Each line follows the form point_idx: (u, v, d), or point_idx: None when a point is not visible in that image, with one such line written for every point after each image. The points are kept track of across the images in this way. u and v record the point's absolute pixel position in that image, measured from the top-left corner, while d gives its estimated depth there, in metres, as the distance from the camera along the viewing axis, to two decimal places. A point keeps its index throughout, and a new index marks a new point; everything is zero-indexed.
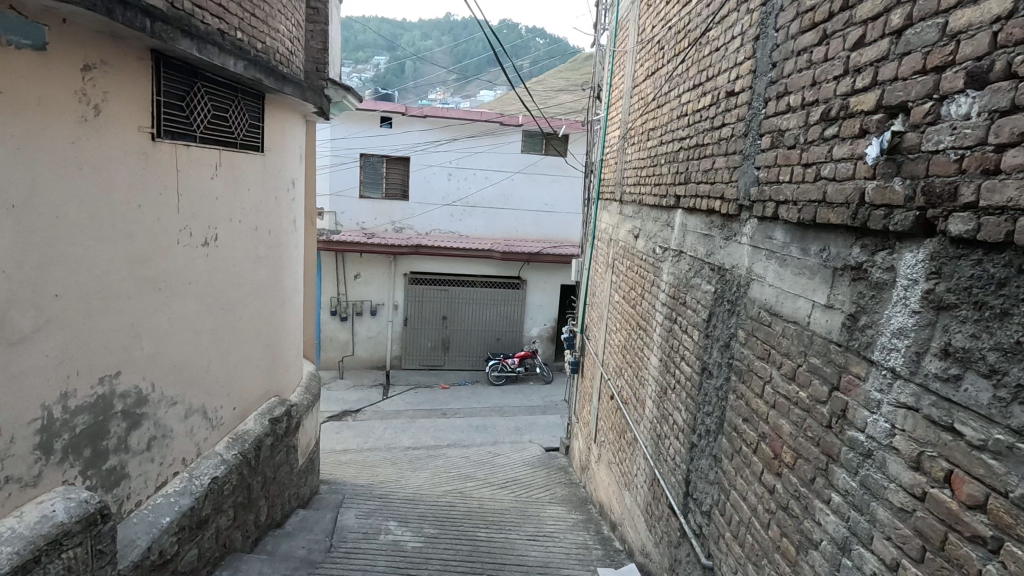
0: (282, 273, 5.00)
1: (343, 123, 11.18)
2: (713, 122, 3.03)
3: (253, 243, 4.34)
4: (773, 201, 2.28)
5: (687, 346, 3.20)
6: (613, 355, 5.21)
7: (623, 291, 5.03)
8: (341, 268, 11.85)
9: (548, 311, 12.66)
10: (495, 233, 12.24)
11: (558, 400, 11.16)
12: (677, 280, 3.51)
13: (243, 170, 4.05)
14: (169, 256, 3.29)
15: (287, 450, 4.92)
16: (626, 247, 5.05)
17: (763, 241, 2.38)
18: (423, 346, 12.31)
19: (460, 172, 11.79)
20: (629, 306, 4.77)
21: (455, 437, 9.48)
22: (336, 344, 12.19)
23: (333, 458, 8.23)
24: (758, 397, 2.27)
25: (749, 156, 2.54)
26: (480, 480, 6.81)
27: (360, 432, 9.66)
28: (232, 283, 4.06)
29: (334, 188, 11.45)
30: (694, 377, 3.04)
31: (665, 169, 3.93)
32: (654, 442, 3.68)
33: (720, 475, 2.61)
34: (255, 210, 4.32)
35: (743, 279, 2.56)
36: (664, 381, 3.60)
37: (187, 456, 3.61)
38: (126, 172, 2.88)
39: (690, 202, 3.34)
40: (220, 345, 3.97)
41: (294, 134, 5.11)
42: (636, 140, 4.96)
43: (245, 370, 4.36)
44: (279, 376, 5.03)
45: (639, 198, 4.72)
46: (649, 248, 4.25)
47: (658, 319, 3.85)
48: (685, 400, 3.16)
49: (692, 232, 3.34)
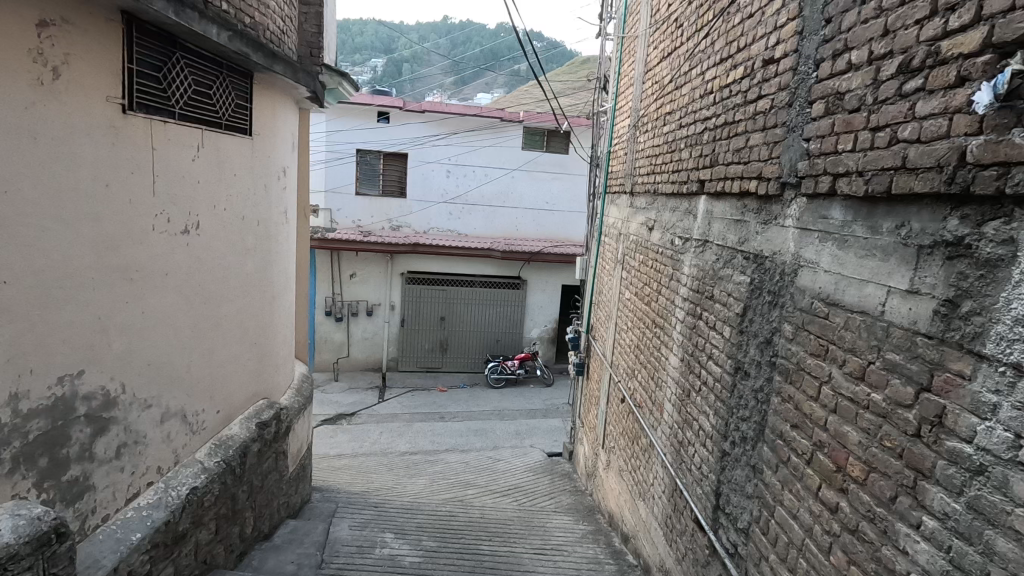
0: (272, 267, 4.68)
1: (338, 118, 10.84)
2: (747, 96, 2.73)
3: (240, 234, 4.03)
4: (829, 175, 1.98)
5: (715, 345, 2.90)
6: (624, 355, 4.92)
7: (635, 287, 4.75)
8: (337, 267, 11.53)
9: (548, 312, 12.38)
10: (495, 232, 11.95)
11: (559, 403, 10.86)
12: (700, 272, 3.22)
13: (228, 153, 3.74)
14: (144, 243, 2.97)
15: (276, 456, 4.60)
16: (638, 242, 4.76)
17: (815, 221, 2.08)
18: (420, 347, 11.99)
19: (459, 169, 11.49)
20: (642, 303, 4.49)
21: (454, 442, 9.15)
22: (331, 346, 11.85)
23: (327, 463, 7.88)
24: (812, 400, 1.97)
25: (796, 127, 2.25)
26: (481, 487, 6.49)
27: (355, 436, 9.34)
28: (216, 277, 3.74)
29: (329, 185, 11.11)
30: (725, 378, 2.74)
31: (685, 154, 3.64)
32: (675, 450, 3.39)
33: (760, 489, 2.31)
34: (242, 198, 4.01)
35: (788, 267, 2.26)
36: (686, 383, 3.31)
37: (164, 465, 3.28)
38: (91, 146, 2.57)
39: (717, 186, 3.04)
40: (203, 344, 3.65)
41: (286, 120, 4.80)
42: (649, 127, 4.68)
43: (231, 371, 4.05)
44: (268, 378, 4.71)
45: (653, 188, 4.42)
46: (666, 241, 3.96)
47: (677, 317, 3.57)
48: (713, 404, 2.86)
49: (718, 220, 3.05)
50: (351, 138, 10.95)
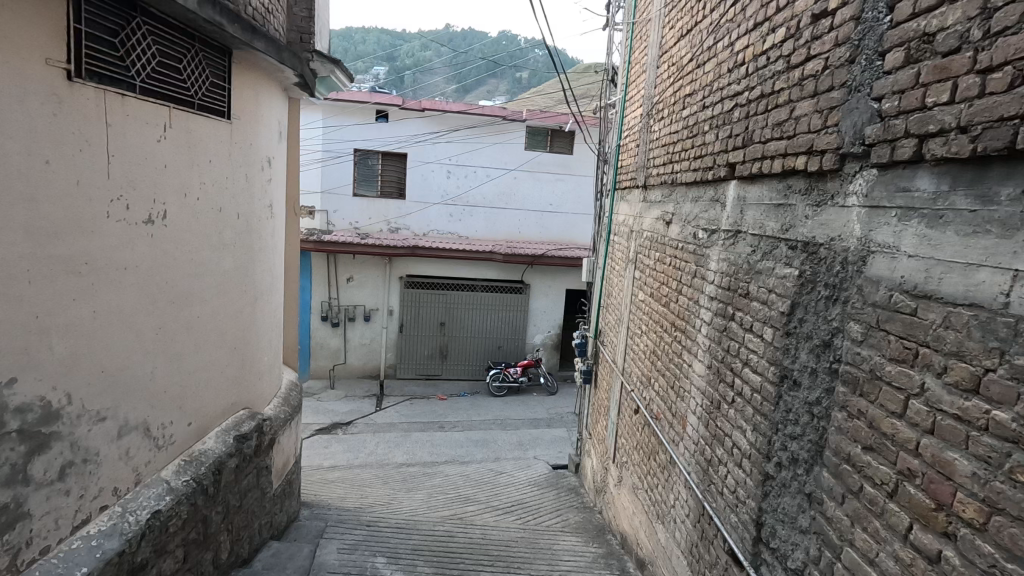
0: (254, 265, 4.29)
1: (335, 116, 10.49)
2: (790, 61, 2.37)
3: (216, 226, 3.65)
4: (913, 137, 1.60)
5: (753, 350, 2.51)
6: (639, 362, 4.53)
7: (651, 288, 4.37)
8: (333, 271, 11.17)
9: (552, 317, 12.00)
10: (497, 235, 11.58)
11: (563, 412, 10.44)
12: (731, 267, 2.83)
13: (202, 136, 3.38)
14: (95, 232, 2.60)
15: (259, 472, 4.21)
16: (653, 238, 4.39)
17: (892, 196, 1.70)
18: (419, 354, 11.59)
19: (460, 170, 11.14)
20: (658, 305, 4.12)
21: (454, 453, 8.74)
22: (327, 352, 11.46)
23: (319, 476, 7.48)
24: (897, 416, 1.58)
25: (860, 87, 1.87)
26: (482, 503, 6.08)
27: (350, 446, 8.94)
28: (187, 273, 3.36)
29: (325, 185, 10.74)
30: (767, 388, 2.35)
31: (710, 136, 3.28)
32: (702, 469, 2.99)
33: (820, 523, 1.91)
34: (218, 187, 3.63)
35: (852, 255, 1.88)
36: (715, 393, 2.92)
37: (122, 485, 2.90)
38: (25, 115, 2.21)
39: (752, 167, 2.67)
40: (172, 349, 3.26)
41: (271, 106, 4.44)
42: (665, 113, 4.31)
43: (205, 378, 3.66)
44: (250, 386, 4.32)
45: (670, 179, 4.05)
46: (687, 235, 3.58)
47: (703, 319, 3.19)
48: (751, 419, 2.47)
49: (754, 206, 2.67)
50: (348, 137, 10.61)
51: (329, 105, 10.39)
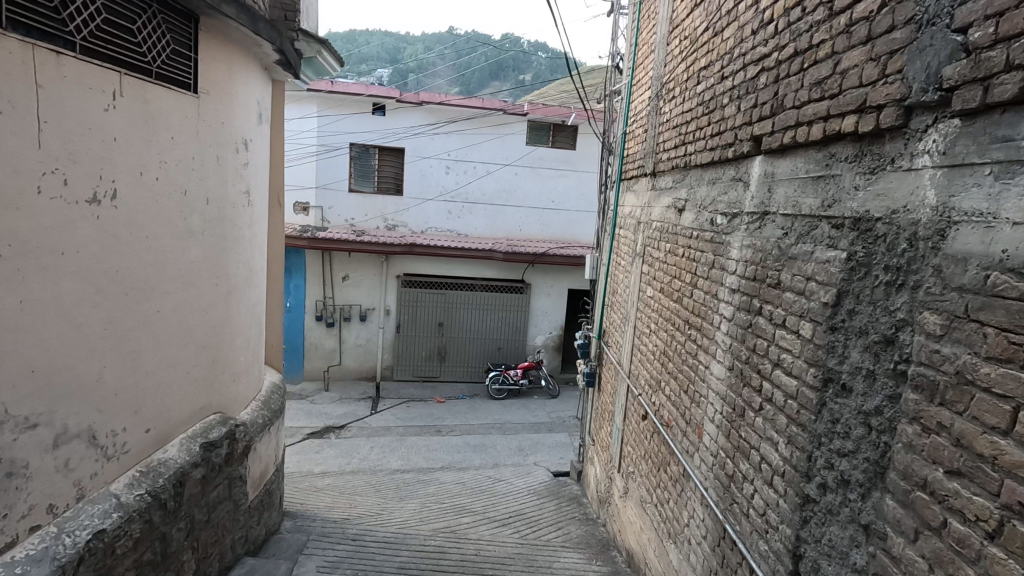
0: (228, 258, 3.94)
1: (330, 109, 10.14)
2: (832, 7, 2.01)
3: (182, 211, 3.30)
4: (1017, 71, 1.25)
5: (786, 348, 2.14)
6: (647, 363, 4.17)
7: (660, 282, 4.00)
8: (328, 269, 10.83)
9: (553, 318, 11.64)
10: (497, 233, 11.22)
11: (565, 416, 10.05)
12: (757, 254, 2.46)
13: (162, 109, 3.03)
14: (22, 211, 2.26)
15: (231, 483, 3.85)
16: (664, 228, 4.02)
17: (984, 150, 1.34)
18: (416, 355, 11.23)
19: (459, 165, 10.79)
20: (669, 301, 3.75)
21: (450, 459, 8.36)
22: (321, 353, 11.10)
23: (308, 483, 7.11)
24: (1003, 433, 1.21)
25: (931, 21, 1.51)
26: (478, 515, 5.71)
27: (343, 451, 8.59)
28: (144, 262, 3.01)
29: (320, 180, 10.37)
30: (805, 393, 1.99)
31: (730, 108, 2.92)
32: (724, 486, 2.62)
33: (882, 563, 1.54)
34: (184, 168, 3.29)
35: (923, 229, 1.51)
36: (737, 399, 2.55)
37: (60, 502, 2.55)
38: None
39: (783, 136, 2.31)
40: (127, 346, 2.91)
41: (249, 84, 4.09)
42: (676, 91, 3.96)
43: (168, 380, 3.30)
44: (223, 388, 3.96)
45: (682, 161, 3.69)
46: (704, 222, 3.21)
47: (722, 315, 2.82)
48: (784, 430, 2.10)
49: (786, 182, 2.30)
50: (344, 131, 10.26)
51: (324, 97, 10.04)
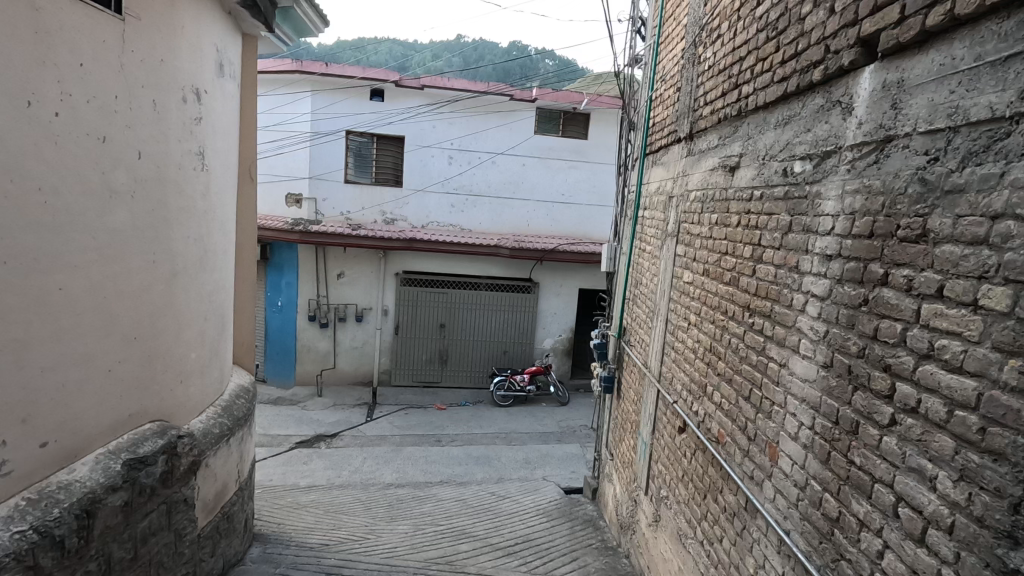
0: (174, 231, 3.22)
1: (324, 93, 9.47)
2: None
3: (100, 163, 2.59)
4: None
5: (949, 330, 1.39)
6: (686, 364, 3.40)
7: (703, 263, 3.25)
8: (322, 266, 10.14)
9: (563, 320, 10.89)
10: (503, 228, 10.49)
11: (576, 425, 9.26)
12: (876, 201, 1.71)
13: (63, 24, 2.33)
14: None
15: (170, 509, 3.10)
16: (707, 197, 3.26)
17: None
18: (416, 359, 10.50)
19: (463, 155, 10.09)
20: (717, 285, 2.98)
21: (450, 472, 7.58)
22: (314, 356, 10.38)
23: (290, 500, 6.36)
24: None
25: None
26: (479, 542, 4.93)
27: (333, 462, 7.84)
28: (37, 223, 2.29)
29: (314, 170, 9.68)
30: (1000, 400, 1.23)
31: (815, 15, 2.17)
32: (820, 533, 1.86)
33: None
34: (102, 108, 2.58)
35: None
36: (842, 409, 1.79)
37: None
38: None
39: (925, 19, 1.57)
40: (5, 333, 2.19)
41: (203, 22, 3.39)
42: (722, 26, 3.21)
43: (79, 379, 2.57)
44: (165, 391, 3.23)
45: (735, 109, 2.94)
46: (771, 176, 2.46)
47: (807, 293, 2.07)
48: (952, 459, 1.34)
49: (933, 84, 1.54)
50: (340, 117, 9.59)
51: (318, 80, 9.39)
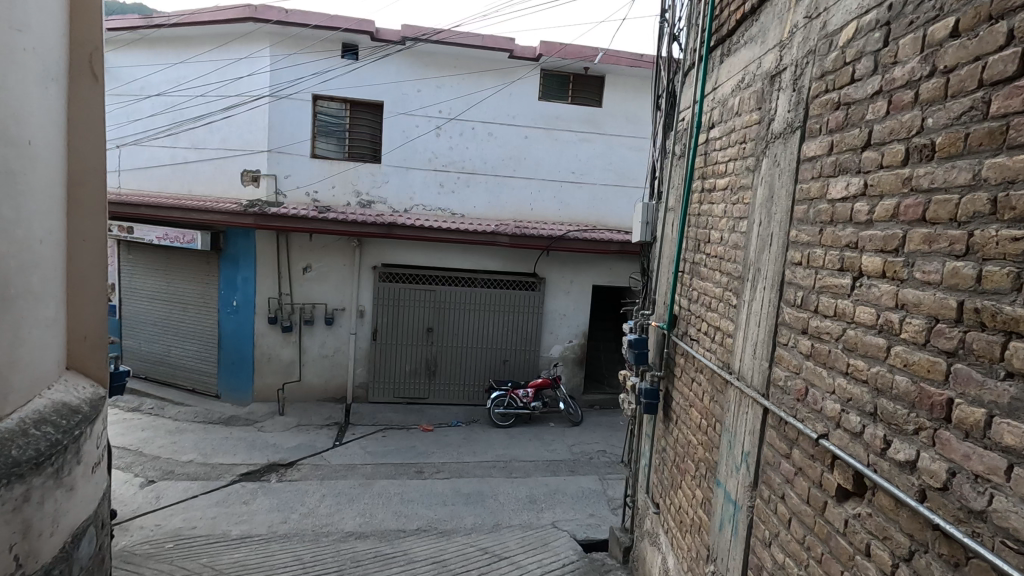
0: None
1: (285, 48, 7.87)
2: None
3: None
4: None
5: None
6: (857, 363, 1.66)
7: (900, 142, 1.53)
8: (285, 258, 8.48)
9: (573, 323, 9.15)
10: (502, 213, 8.77)
11: (592, 451, 7.44)
12: None
13: None
14: None
15: None
16: (905, 4, 1.55)
17: None
18: (398, 370, 8.74)
19: (455, 124, 8.45)
20: (982, 168, 1.26)
21: (431, 515, 5.77)
22: (275, 366, 8.65)
23: (202, 563, 4.55)
24: None
25: None
26: None
27: (281, 502, 6.05)
28: None
29: (274, 141, 8.00)
30: None
31: None
32: None
33: None
34: None
35: None
36: None
37: None
38: None
39: None
40: None
41: None
42: None
43: None
44: None
45: None
46: None
47: None
48: None
49: None
50: (303, 77, 7.99)
51: (277, 30, 7.79)
